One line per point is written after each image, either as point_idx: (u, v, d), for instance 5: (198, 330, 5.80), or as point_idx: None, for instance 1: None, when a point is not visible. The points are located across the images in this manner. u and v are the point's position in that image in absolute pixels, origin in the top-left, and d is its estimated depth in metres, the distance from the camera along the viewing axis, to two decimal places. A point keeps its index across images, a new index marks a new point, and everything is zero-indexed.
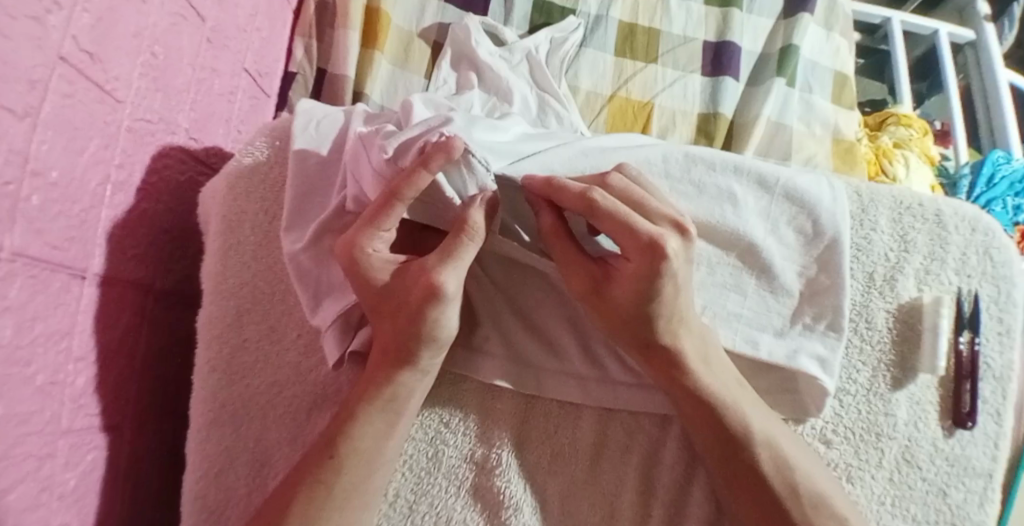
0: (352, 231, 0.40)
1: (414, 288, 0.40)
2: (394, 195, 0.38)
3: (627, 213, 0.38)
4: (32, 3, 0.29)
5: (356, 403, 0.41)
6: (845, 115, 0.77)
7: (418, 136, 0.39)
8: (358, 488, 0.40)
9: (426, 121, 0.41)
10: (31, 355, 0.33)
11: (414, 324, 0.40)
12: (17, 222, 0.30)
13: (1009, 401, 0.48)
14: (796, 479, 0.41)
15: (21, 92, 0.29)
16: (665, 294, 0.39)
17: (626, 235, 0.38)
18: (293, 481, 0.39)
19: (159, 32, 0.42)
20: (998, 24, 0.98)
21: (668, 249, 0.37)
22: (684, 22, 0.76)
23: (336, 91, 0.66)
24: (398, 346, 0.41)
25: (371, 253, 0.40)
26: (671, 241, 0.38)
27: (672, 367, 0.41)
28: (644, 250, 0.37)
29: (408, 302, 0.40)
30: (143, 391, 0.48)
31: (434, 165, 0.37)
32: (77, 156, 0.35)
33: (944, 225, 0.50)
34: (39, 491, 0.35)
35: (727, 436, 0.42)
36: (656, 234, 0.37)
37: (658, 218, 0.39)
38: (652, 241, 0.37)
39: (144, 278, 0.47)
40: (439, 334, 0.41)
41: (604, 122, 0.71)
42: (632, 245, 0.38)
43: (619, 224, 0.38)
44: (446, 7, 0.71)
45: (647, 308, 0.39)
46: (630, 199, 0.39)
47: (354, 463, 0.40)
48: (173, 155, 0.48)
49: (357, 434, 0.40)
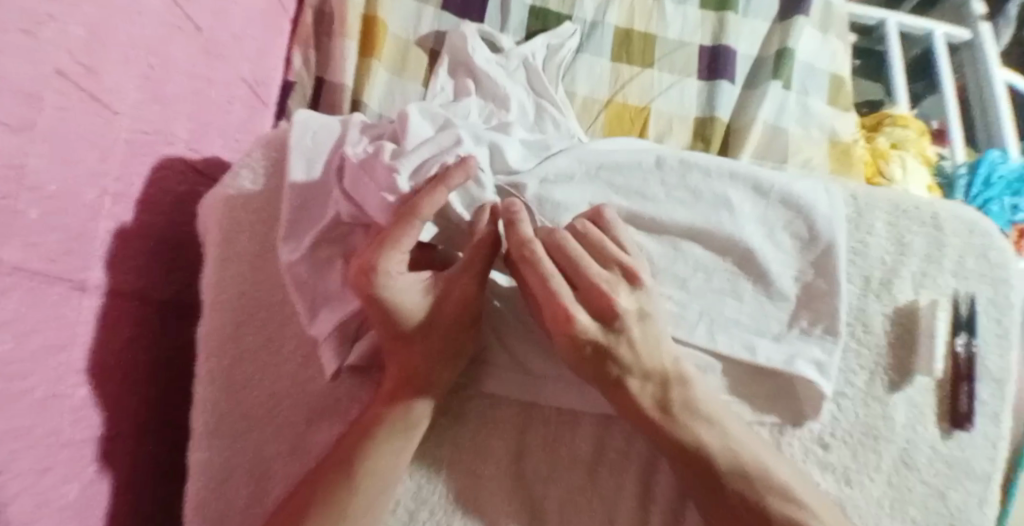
0: (372, 258, 0.40)
1: (450, 307, 0.43)
2: (411, 212, 0.39)
3: (553, 276, 0.40)
4: (24, 17, 0.29)
5: (377, 422, 0.42)
6: (840, 116, 0.77)
7: (429, 158, 0.42)
8: (371, 506, 0.41)
9: (436, 141, 0.43)
10: (30, 368, 0.34)
11: (450, 338, 0.43)
12: (14, 236, 0.31)
13: (1007, 404, 0.48)
14: (768, 506, 0.40)
15: (16, 107, 0.30)
16: (591, 353, 0.41)
17: (548, 299, 0.40)
18: (307, 492, 0.40)
19: (154, 44, 0.43)
20: (995, 23, 0.98)
21: (576, 325, 0.40)
22: (680, 26, 0.76)
23: (335, 99, 0.67)
24: (414, 368, 0.43)
25: (393, 277, 0.41)
26: (580, 317, 0.40)
27: (630, 406, 0.42)
28: (559, 323, 0.40)
29: (441, 318, 0.43)
30: (144, 400, 0.49)
31: (453, 182, 0.39)
32: (72, 168, 0.36)
33: (942, 228, 0.50)
34: (38, 502, 0.35)
35: (704, 458, 0.42)
36: (569, 308, 0.40)
37: (588, 286, 0.41)
38: (563, 316, 0.40)
39: (145, 288, 0.47)
40: (466, 347, 0.44)
41: (601, 126, 0.71)
42: (559, 305, 0.40)
43: (543, 283, 0.40)
44: (442, 15, 0.72)
45: (585, 354, 0.41)
46: (567, 256, 0.41)
47: (371, 481, 0.41)
48: (171, 166, 0.48)
49: (373, 456, 0.41)
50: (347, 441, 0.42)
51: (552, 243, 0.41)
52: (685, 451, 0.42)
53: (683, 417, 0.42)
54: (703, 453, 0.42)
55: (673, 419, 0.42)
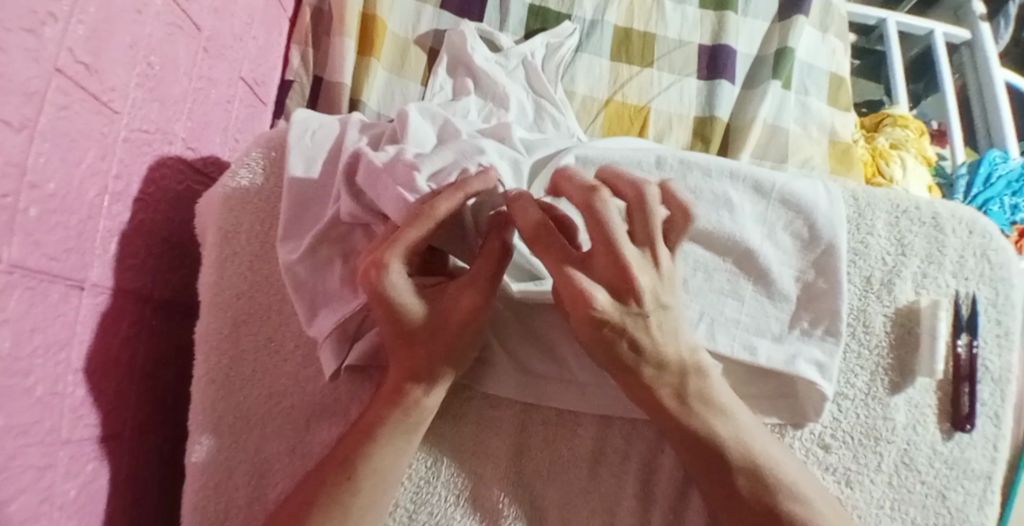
0: (381, 253, 0.39)
1: (456, 309, 0.42)
2: (427, 214, 0.38)
3: (568, 258, 0.39)
4: (27, 15, 0.29)
5: (376, 425, 0.42)
6: (840, 115, 0.77)
7: (452, 163, 0.42)
8: (371, 504, 0.41)
9: (458, 146, 0.43)
10: (30, 366, 0.33)
11: (454, 346, 0.43)
12: (15, 234, 0.30)
13: (1008, 404, 0.48)
14: (777, 503, 0.41)
15: (18, 105, 0.29)
16: (608, 337, 0.40)
17: (560, 277, 0.39)
18: (306, 495, 0.40)
19: (155, 42, 0.42)
20: (994, 23, 0.98)
21: (593, 306, 0.38)
22: (680, 25, 0.76)
23: (334, 98, 0.67)
24: (415, 367, 0.43)
25: (396, 281, 0.40)
26: (598, 297, 0.39)
27: (647, 391, 0.42)
28: (574, 302, 0.39)
29: (446, 324, 0.42)
30: (143, 400, 0.48)
31: (472, 190, 0.40)
32: (74, 166, 0.35)
33: (942, 228, 0.50)
34: (39, 502, 0.35)
35: (719, 452, 0.42)
36: (586, 289, 0.39)
37: (613, 265, 0.39)
38: (576, 296, 0.39)
39: (143, 287, 0.47)
40: (467, 352, 0.44)
41: (601, 126, 0.71)
42: (574, 284, 0.39)
43: (556, 262, 0.39)
44: (442, 13, 0.72)
45: (602, 336, 0.40)
46: (596, 224, 0.38)
47: (370, 481, 0.41)
48: (171, 164, 0.48)
49: (371, 456, 0.41)
50: (345, 441, 0.42)
51: (587, 205, 0.39)
52: (700, 444, 0.42)
53: (699, 409, 0.42)
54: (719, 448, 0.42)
55: (689, 411, 0.42)
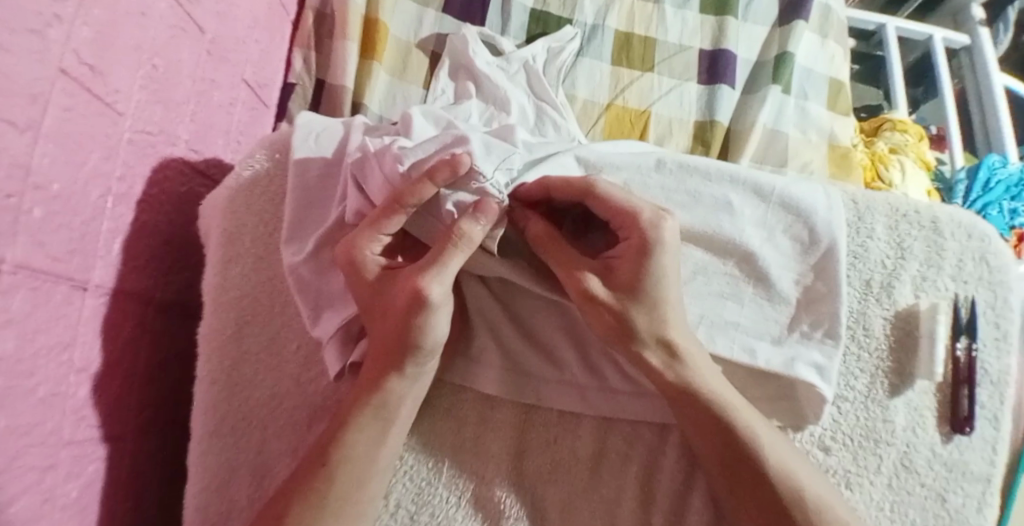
0: (353, 235, 0.42)
1: (402, 294, 0.40)
2: (398, 201, 0.40)
3: (611, 216, 0.41)
4: (32, 17, 0.29)
5: (349, 413, 0.41)
6: (841, 121, 0.78)
7: (432, 154, 0.40)
8: (352, 498, 0.40)
9: (440, 137, 0.41)
10: (33, 367, 0.34)
11: (403, 331, 0.41)
12: (18, 235, 0.31)
13: (1007, 406, 0.48)
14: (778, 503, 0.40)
15: (22, 107, 0.30)
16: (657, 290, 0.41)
17: (628, 255, 0.41)
18: (290, 487, 0.40)
19: (158, 45, 0.43)
20: (993, 28, 0.99)
21: (662, 238, 0.40)
22: (679, 31, 0.76)
23: (336, 102, 0.67)
24: (387, 346, 0.42)
25: (368, 255, 0.42)
26: (666, 220, 0.41)
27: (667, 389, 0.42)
28: (637, 253, 0.40)
29: (394, 309, 0.41)
30: (144, 401, 0.48)
31: (440, 178, 0.38)
32: (77, 169, 0.36)
33: (940, 232, 0.50)
34: (39, 503, 0.35)
35: (728, 451, 0.42)
36: (649, 226, 0.40)
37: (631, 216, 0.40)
38: (642, 244, 0.40)
39: (144, 290, 0.47)
40: (426, 341, 0.41)
41: (601, 130, 0.71)
42: (623, 268, 0.41)
43: (568, 260, 0.42)
44: (443, 17, 0.72)
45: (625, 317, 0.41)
46: (604, 197, 0.41)
47: (347, 470, 0.40)
48: (173, 167, 0.48)
49: (346, 444, 0.40)
50: (326, 431, 0.42)
51: (587, 191, 0.41)
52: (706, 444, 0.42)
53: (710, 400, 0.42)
54: (732, 450, 0.42)
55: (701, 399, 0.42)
